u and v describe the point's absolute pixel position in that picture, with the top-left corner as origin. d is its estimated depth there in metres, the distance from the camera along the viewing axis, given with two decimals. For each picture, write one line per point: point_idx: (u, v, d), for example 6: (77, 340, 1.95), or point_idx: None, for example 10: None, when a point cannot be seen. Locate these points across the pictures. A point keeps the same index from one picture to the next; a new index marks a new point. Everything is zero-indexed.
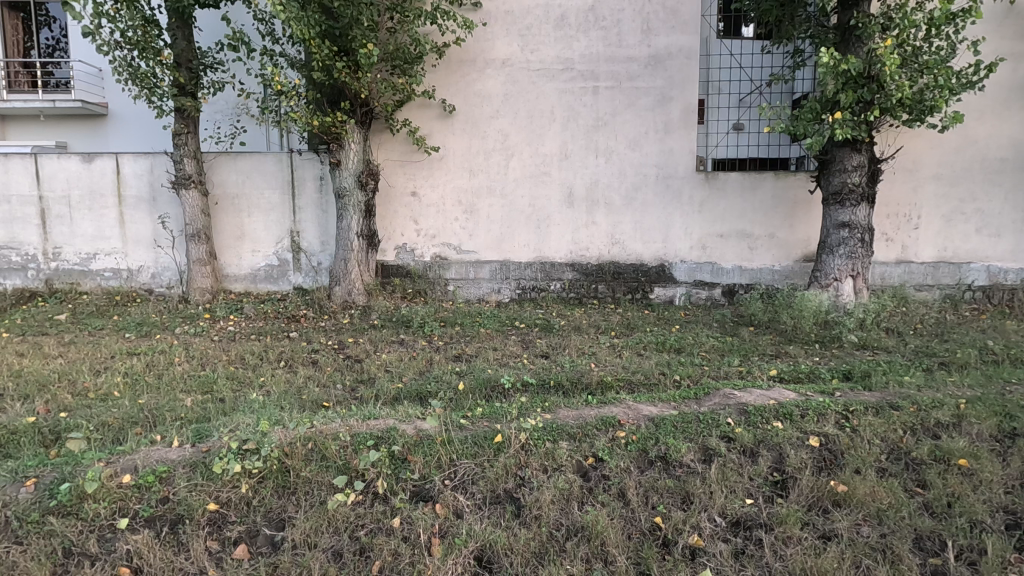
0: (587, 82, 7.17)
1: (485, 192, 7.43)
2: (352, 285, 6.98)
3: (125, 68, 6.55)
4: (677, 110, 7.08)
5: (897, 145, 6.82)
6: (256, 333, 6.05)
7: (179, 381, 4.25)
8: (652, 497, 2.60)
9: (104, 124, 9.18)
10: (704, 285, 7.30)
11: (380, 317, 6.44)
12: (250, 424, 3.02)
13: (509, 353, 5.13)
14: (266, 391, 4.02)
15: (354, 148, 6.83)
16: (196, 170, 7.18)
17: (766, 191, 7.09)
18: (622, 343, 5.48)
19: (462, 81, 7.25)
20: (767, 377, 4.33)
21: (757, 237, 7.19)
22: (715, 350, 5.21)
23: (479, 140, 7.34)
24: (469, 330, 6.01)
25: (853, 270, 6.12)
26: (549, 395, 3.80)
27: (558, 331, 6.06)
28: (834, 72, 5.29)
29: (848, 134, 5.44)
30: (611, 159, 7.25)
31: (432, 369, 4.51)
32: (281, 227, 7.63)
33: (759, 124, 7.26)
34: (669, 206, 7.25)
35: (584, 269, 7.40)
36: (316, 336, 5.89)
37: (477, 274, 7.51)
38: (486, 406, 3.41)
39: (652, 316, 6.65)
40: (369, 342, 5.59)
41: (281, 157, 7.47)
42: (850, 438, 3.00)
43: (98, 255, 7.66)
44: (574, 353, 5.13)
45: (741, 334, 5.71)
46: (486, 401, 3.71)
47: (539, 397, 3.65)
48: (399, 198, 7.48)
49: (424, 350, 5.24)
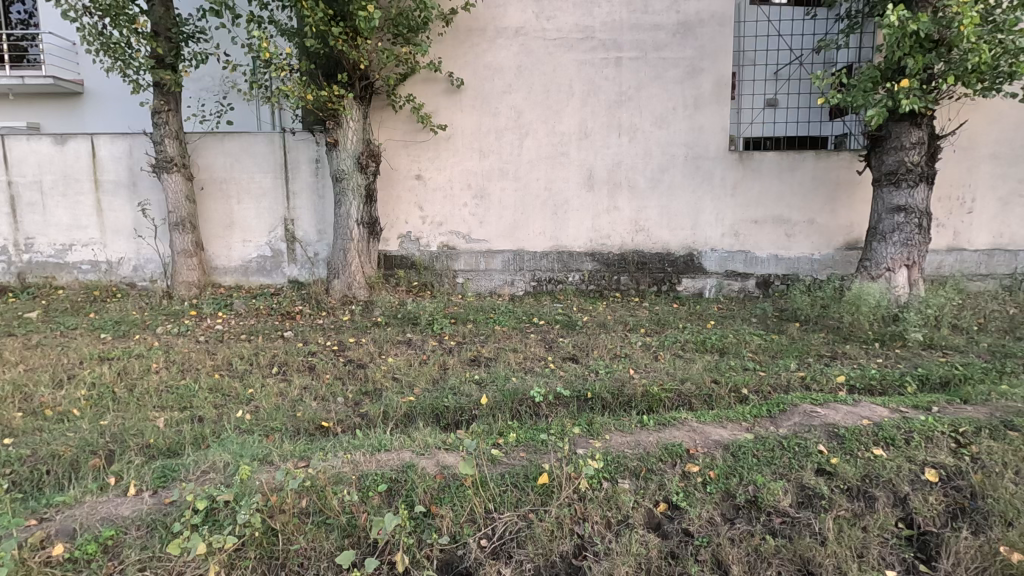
0: (609, 52, 6.49)
1: (497, 175, 6.79)
2: (352, 279, 6.34)
3: (96, 37, 5.90)
4: (708, 83, 6.42)
5: (955, 119, 6.17)
6: (247, 333, 5.45)
7: (153, 394, 3.66)
8: (759, 568, 2.06)
9: (80, 104, 8.51)
10: (737, 276, 6.69)
11: (385, 313, 5.83)
12: (230, 464, 2.44)
13: (532, 356, 4.55)
14: (254, 406, 3.44)
15: (354, 127, 6.18)
16: (178, 152, 6.52)
17: (806, 172, 6.45)
18: (656, 343, 4.90)
19: (471, 52, 6.58)
20: (835, 386, 3.77)
21: (794, 223, 6.57)
22: (764, 351, 4.65)
23: (489, 117, 6.69)
24: (484, 328, 5.43)
25: (908, 259, 5.52)
26: (589, 414, 3.24)
27: (582, 328, 5.49)
28: (901, 34, 4.62)
29: (915, 105, 4.78)
30: (634, 138, 6.61)
31: (447, 377, 3.93)
32: (274, 215, 6.99)
33: (798, 98, 6.60)
34: (699, 189, 6.61)
35: (605, 259, 6.79)
36: (313, 336, 5.31)
37: (488, 265, 6.90)
38: (519, 429, 2.84)
39: (683, 310, 6.06)
40: (373, 344, 5.02)
41: (273, 138, 6.81)
42: (980, 475, 2.44)
43: (74, 246, 7.02)
44: (605, 355, 4.57)
45: (787, 332, 5.13)
46: (517, 422, 3.14)
47: (582, 416, 3.06)
48: (403, 182, 6.84)
49: (435, 352, 4.68)
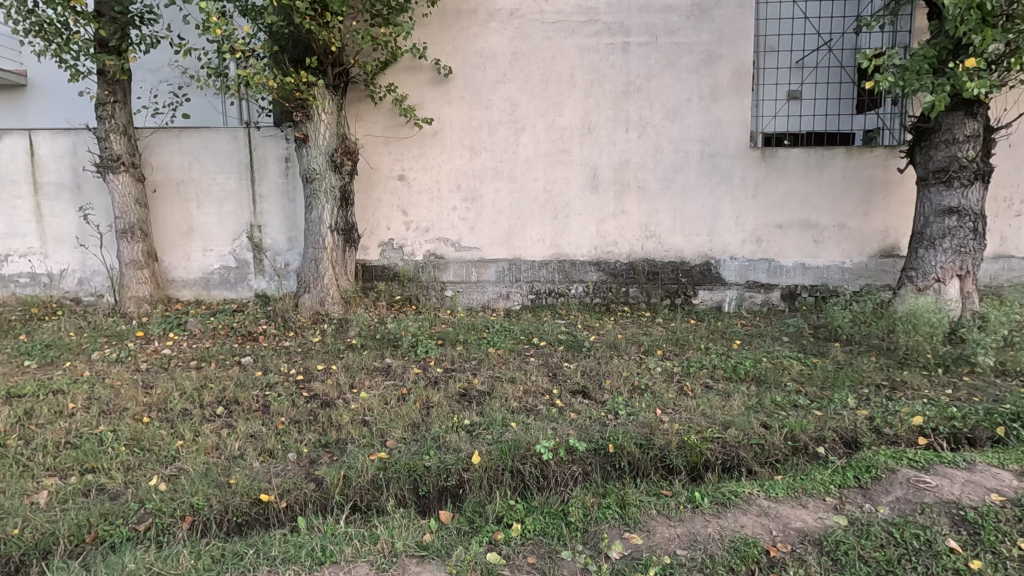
0: (615, 37, 5.78)
1: (490, 175, 6.04)
2: (324, 293, 5.54)
3: (25, 16, 5.09)
4: (727, 72, 5.72)
5: (1009, 111, 5.49)
6: (197, 360, 4.64)
7: (49, 453, 2.85)
8: None
9: (23, 98, 7.70)
10: (759, 288, 5.98)
11: (361, 334, 5.05)
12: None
13: (534, 389, 3.78)
14: (175, 470, 2.64)
15: (326, 119, 5.41)
16: (126, 150, 5.72)
17: (836, 170, 5.76)
18: (679, 370, 4.14)
19: (460, 37, 5.84)
20: (911, 431, 3.04)
21: (823, 227, 5.87)
22: (808, 380, 3.92)
23: (481, 110, 5.95)
24: (476, 351, 4.68)
25: (960, 268, 4.82)
26: (613, 485, 2.50)
27: (590, 350, 4.73)
28: (967, 4, 3.85)
29: (983, 88, 4.03)
30: (644, 133, 5.89)
31: (430, 422, 3.16)
32: (238, 221, 6.19)
33: (826, 88, 5.91)
34: (716, 190, 5.90)
35: (611, 269, 6.05)
36: (274, 363, 4.52)
37: (480, 276, 6.14)
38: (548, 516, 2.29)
39: (704, 327, 5.31)
40: (344, 373, 4.25)
41: (236, 134, 6.03)
42: None
43: (10, 257, 6.16)
44: (622, 387, 3.81)
45: (830, 355, 4.39)
46: (522, 502, 2.40)
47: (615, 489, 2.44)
48: (384, 183, 6.09)
49: (417, 385, 3.90)
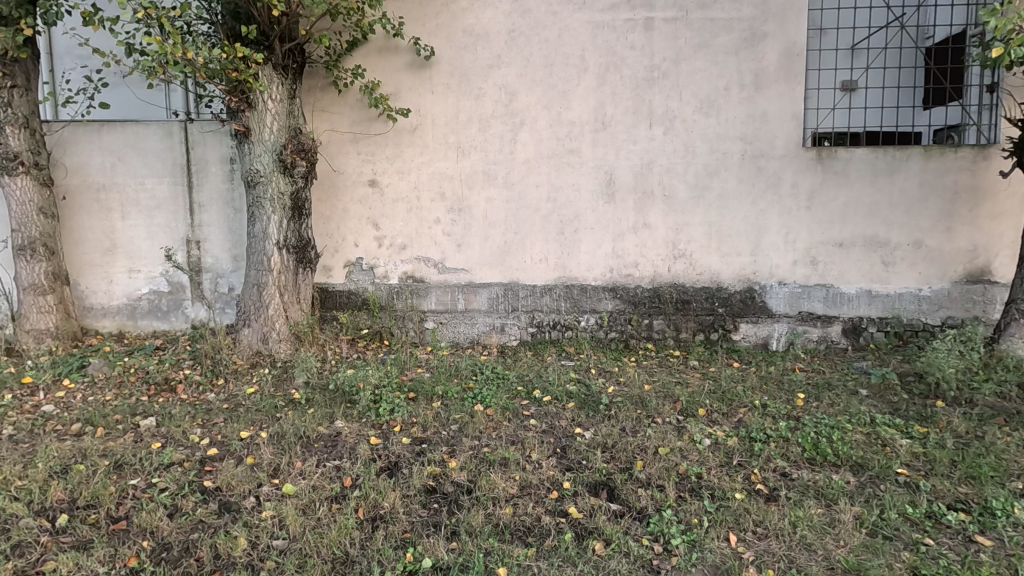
0: (635, 11, 4.68)
1: (480, 179, 4.90)
2: (268, 328, 4.37)
3: None
4: (774, 54, 4.61)
5: None
6: (81, 421, 3.45)
7: None
8: None
9: None
10: (815, 321, 4.82)
11: (310, 383, 3.87)
12: None
13: (535, 484, 2.59)
14: None
15: (273, 108, 4.28)
16: (26, 146, 4.51)
17: (910, 176, 4.62)
18: (742, 445, 2.92)
19: (445, 11, 4.75)
20: None
21: (894, 245, 4.71)
22: (931, 467, 2.73)
23: (471, 101, 4.83)
24: (457, 410, 3.46)
25: None
26: None
27: (610, 409, 3.52)
28: None
29: None
30: (671, 129, 4.76)
31: (369, 565, 2.14)
32: (171, 235, 5.03)
33: (896, 75, 4.79)
34: (760, 200, 4.76)
35: (631, 297, 4.91)
36: (178, 427, 3.31)
37: (469, 304, 5.00)
38: None
39: (755, 374, 4.13)
40: (271, 447, 3.05)
41: (170, 129, 4.91)
42: None
43: None
44: (665, 479, 2.60)
45: (943, 422, 3.20)
46: None
47: None
48: (350, 190, 4.95)
49: (366, 471, 2.70)
